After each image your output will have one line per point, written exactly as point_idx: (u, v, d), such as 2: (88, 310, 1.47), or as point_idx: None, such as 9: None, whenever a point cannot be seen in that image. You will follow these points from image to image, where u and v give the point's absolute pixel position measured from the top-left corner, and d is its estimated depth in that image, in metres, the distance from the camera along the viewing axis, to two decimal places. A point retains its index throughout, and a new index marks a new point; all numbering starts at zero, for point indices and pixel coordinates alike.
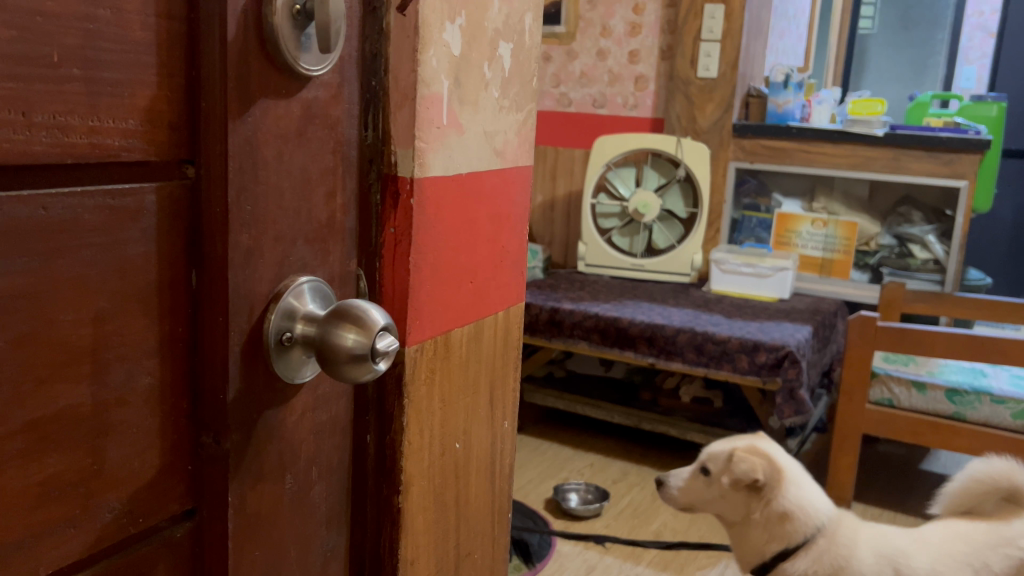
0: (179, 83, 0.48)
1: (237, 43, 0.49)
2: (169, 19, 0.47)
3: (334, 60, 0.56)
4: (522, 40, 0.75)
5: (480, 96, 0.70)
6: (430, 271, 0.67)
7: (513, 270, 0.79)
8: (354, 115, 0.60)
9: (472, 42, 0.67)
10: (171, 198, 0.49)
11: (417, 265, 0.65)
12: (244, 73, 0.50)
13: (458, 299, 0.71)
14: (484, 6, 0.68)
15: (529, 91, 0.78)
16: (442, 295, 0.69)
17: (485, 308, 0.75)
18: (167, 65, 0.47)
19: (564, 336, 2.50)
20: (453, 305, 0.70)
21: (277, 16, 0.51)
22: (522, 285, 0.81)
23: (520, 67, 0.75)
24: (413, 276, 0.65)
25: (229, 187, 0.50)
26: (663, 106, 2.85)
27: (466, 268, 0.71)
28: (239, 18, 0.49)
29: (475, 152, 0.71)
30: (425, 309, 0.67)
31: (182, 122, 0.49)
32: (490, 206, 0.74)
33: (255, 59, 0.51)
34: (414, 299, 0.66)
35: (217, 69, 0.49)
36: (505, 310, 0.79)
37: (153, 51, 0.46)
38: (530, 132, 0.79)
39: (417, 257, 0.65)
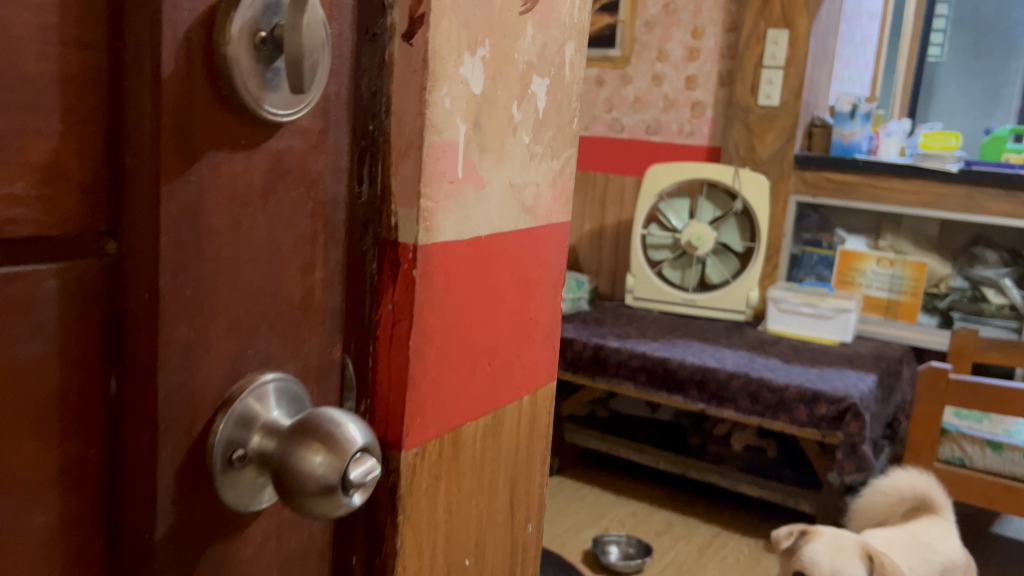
0: (95, 132, 0.37)
1: (179, 83, 0.38)
2: (81, 48, 0.36)
3: (314, 101, 0.44)
4: (562, 75, 0.63)
5: (506, 142, 0.57)
6: (438, 357, 0.55)
7: (543, 347, 0.67)
8: (343, 168, 0.48)
9: (498, 77, 0.55)
10: (80, 283, 0.37)
11: (419, 351, 0.53)
12: (186, 118, 0.38)
13: (473, 386, 0.58)
14: (513, 34, 0.56)
15: (568, 136, 0.65)
16: (452, 385, 0.56)
17: (507, 395, 0.62)
18: (78, 108, 0.36)
19: (609, 375, 2.36)
20: (465, 394, 0.58)
21: (233, 45, 0.39)
22: (554, 363, 0.68)
23: (557, 107, 0.63)
24: (414, 365, 0.53)
25: (161, 267, 0.38)
26: (720, 134, 2.70)
27: (485, 349, 0.59)
28: (181, 49, 0.38)
29: (499, 210, 0.58)
30: (427, 404, 0.54)
31: (99, 182, 0.37)
32: (519, 274, 0.61)
33: (202, 102, 0.39)
34: (415, 393, 0.53)
35: (148, 114, 0.37)
36: (531, 392, 0.66)
37: (58, 90, 0.35)
38: (567, 182, 0.67)
39: (419, 341, 0.53)
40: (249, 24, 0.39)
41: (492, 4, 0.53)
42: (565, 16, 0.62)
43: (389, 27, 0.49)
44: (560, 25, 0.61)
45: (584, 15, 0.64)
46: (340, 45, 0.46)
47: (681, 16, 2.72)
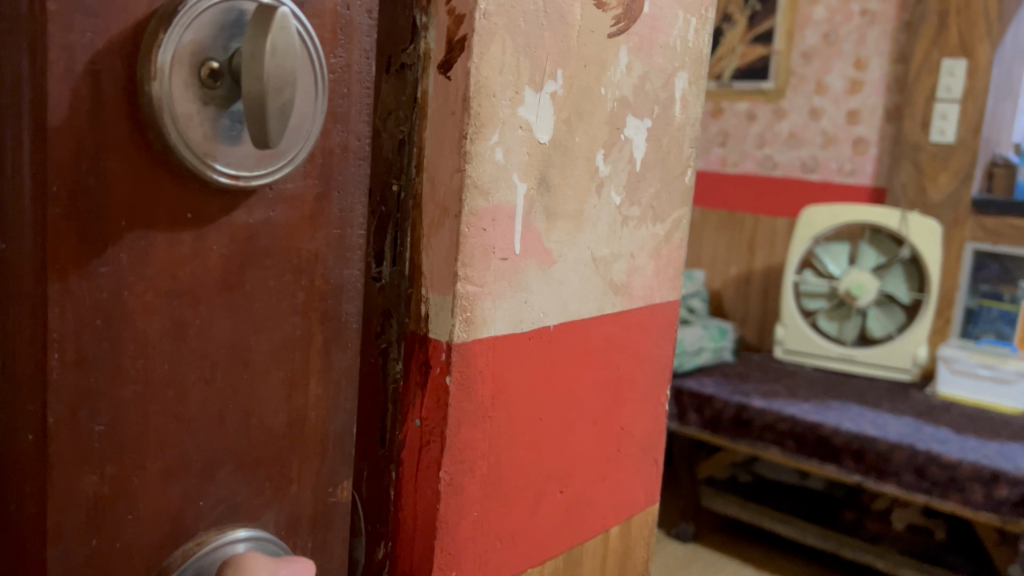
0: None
1: (81, 137, 0.27)
2: None
3: (299, 158, 0.32)
4: (669, 113, 0.50)
5: (585, 203, 0.45)
6: (490, 488, 0.42)
7: (636, 468, 0.54)
8: (347, 248, 0.36)
9: (577, 118, 0.43)
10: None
11: (456, 486, 0.40)
12: (86, 184, 0.27)
13: (536, 518, 0.46)
14: (599, 64, 0.44)
15: (677, 193, 0.53)
16: (506, 521, 0.44)
17: (581, 527, 0.50)
18: None
19: (753, 439, 2.02)
20: (524, 530, 0.45)
21: (161, 81, 0.27)
22: (653, 482, 0.56)
23: (661, 153, 0.50)
24: (446, 505, 0.39)
25: (51, 395, 0.27)
26: (886, 173, 2.29)
27: (553, 474, 0.47)
28: (87, 87, 0.26)
29: (576, 292, 0.46)
30: (469, 550, 0.41)
31: None
32: (602, 375, 0.49)
33: (128, 164, 0.28)
34: (449, 539, 0.40)
35: (31, 182, 0.27)
36: (622, 521, 0.54)
37: None
38: (676, 250, 0.54)
39: (456, 471, 0.40)
40: (192, 52, 0.28)
41: (568, 24, 0.41)
42: (675, 39, 0.49)
43: (422, 55, 0.37)
44: (667, 51, 0.48)
45: (703, 37, 0.52)
46: (346, 83, 0.35)
47: (843, 47, 2.35)
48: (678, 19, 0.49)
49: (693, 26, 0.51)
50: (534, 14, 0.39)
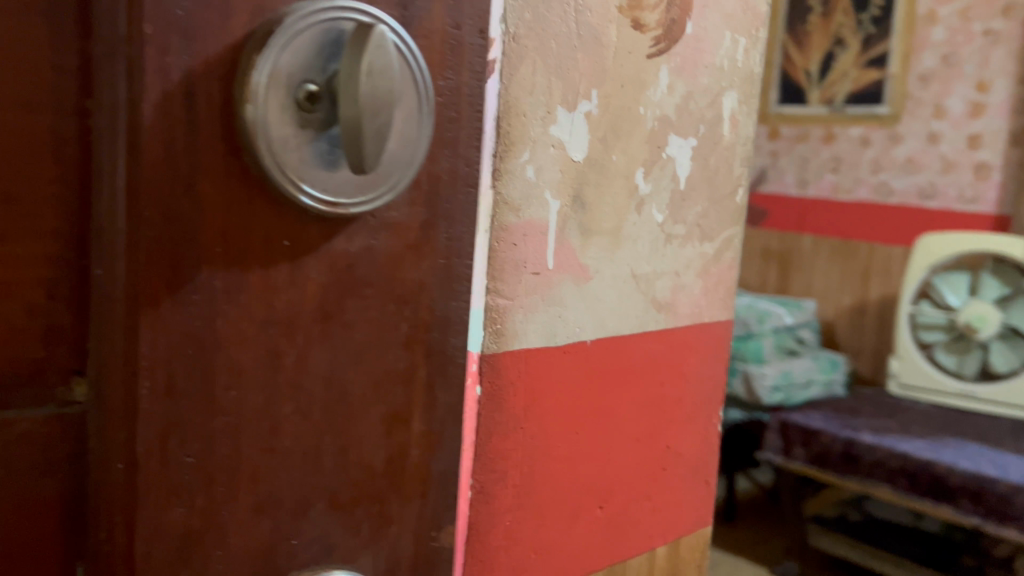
0: (61, 231, 0.27)
1: (175, 157, 0.26)
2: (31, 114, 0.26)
3: (402, 185, 0.31)
4: (714, 133, 0.54)
5: (623, 221, 0.49)
6: (532, 494, 0.46)
7: (683, 490, 0.57)
8: (453, 280, 0.34)
9: (615, 137, 0.47)
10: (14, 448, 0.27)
11: (488, 493, 0.44)
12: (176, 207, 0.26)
13: (572, 529, 0.49)
14: (638, 83, 0.47)
15: (728, 210, 0.57)
16: (544, 528, 0.47)
17: (623, 543, 0.53)
18: (35, 205, 0.26)
19: (862, 476, 1.93)
20: (562, 542, 0.48)
21: (256, 102, 0.27)
22: (701, 503, 0.59)
23: (708, 171, 0.54)
24: (476, 506, 0.43)
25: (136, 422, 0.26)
26: (1011, 202, 2.14)
27: (593, 490, 0.50)
28: (182, 107, 0.26)
29: (614, 308, 0.49)
30: (504, 556, 0.45)
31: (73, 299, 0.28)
32: (648, 400, 0.53)
33: (229, 185, 0.27)
34: (482, 543, 0.44)
35: (122, 214, 0.26)
36: (670, 542, 0.57)
37: None
38: (726, 269, 0.58)
39: (488, 479, 0.44)
40: (290, 72, 0.27)
41: (604, 45, 0.45)
42: (723, 59, 0.53)
43: None
44: (712, 71, 0.52)
45: (754, 57, 0.55)
46: (455, 105, 0.33)
47: (965, 68, 2.23)
48: (726, 39, 0.53)
49: (743, 46, 0.54)
50: (567, 38, 0.43)
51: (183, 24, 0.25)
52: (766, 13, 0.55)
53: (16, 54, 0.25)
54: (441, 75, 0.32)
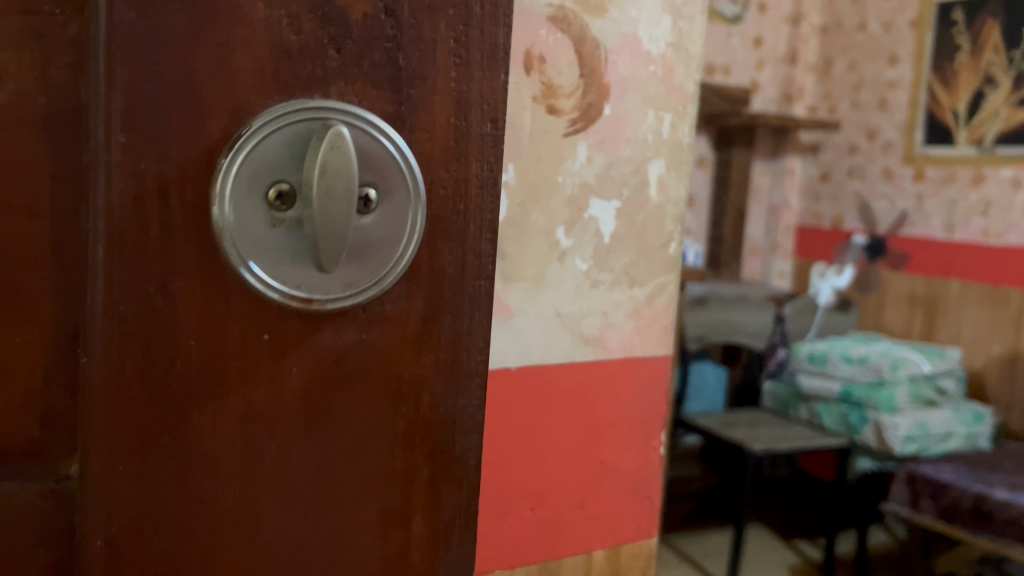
0: (56, 322, 0.31)
1: (146, 254, 0.28)
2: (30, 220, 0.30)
3: (390, 281, 0.31)
4: (643, 197, 0.57)
5: (546, 269, 0.53)
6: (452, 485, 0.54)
7: (622, 503, 0.60)
8: (456, 379, 0.33)
9: (535, 199, 0.52)
10: (13, 522, 0.31)
11: None
12: (150, 307, 0.28)
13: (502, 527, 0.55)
14: (556, 158, 0.52)
15: (659, 261, 0.59)
16: None
17: (559, 547, 0.58)
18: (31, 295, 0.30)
19: (993, 534, 1.61)
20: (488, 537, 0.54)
21: (222, 205, 0.28)
22: (648, 518, 0.62)
23: (635, 229, 0.57)
24: None
25: (112, 502, 0.28)
26: None
27: (523, 493, 0.55)
28: (156, 210, 0.28)
29: (542, 342, 0.54)
30: None
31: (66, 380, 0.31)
32: (580, 419, 0.57)
33: (202, 289, 0.28)
34: None
35: (101, 299, 0.28)
36: (610, 547, 0.60)
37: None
38: (663, 312, 0.60)
39: None
40: (259, 174, 0.29)
41: (519, 129, 0.51)
42: (646, 132, 0.56)
43: None
44: (634, 144, 0.55)
45: (682, 130, 0.58)
46: (463, 199, 0.33)
47: None
48: (648, 116, 0.56)
49: (668, 120, 0.57)
50: None
51: (156, 135, 0.27)
52: (693, 91, 0.58)
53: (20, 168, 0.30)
54: (446, 168, 0.32)
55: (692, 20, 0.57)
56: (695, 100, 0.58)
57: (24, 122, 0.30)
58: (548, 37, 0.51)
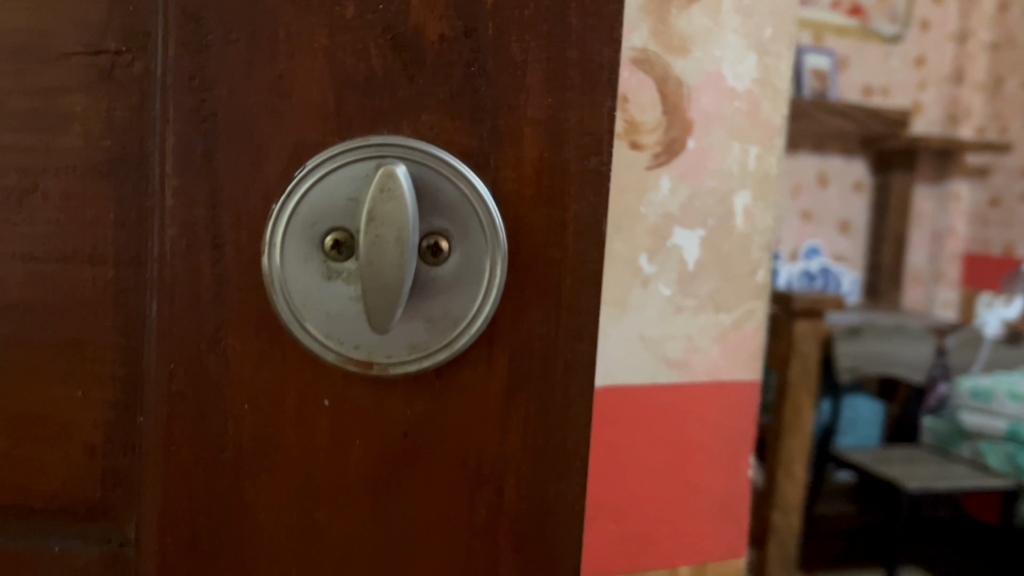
0: (117, 377, 0.29)
1: (200, 311, 0.26)
2: (96, 266, 0.28)
3: (465, 344, 0.24)
4: (730, 225, 0.52)
5: (624, 296, 0.49)
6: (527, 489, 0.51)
7: (707, 526, 0.54)
8: (552, 463, 0.26)
9: (616, 229, 0.49)
10: None
11: None
12: (203, 367, 0.26)
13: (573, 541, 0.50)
14: (635, 186, 0.49)
15: (747, 288, 0.53)
16: None
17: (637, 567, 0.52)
18: (97, 345, 0.29)
19: None
20: None
21: (272, 255, 0.24)
22: (739, 540, 0.55)
23: (722, 258, 0.52)
24: None
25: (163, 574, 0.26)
26: None
27: (599, 508, 0.51)
28: (209, 259, 0.25)
29: (622, 365, 0.50)
30: None
31: (124, 441, 0.29)
32: (662, 435, 0.51)
33: (256, 344, 0.25)
34: None
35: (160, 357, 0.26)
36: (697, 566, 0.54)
37: (61, 317, 0.29)
38: (752, 340, 0.54)
39: None
40: (310, 218, 0.24)
41: None
42: (731, 163, 0.51)
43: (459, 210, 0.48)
44: (720, 173, 0.51)
45: (770, 161, 0.52)
46: (562, 246, 0.25)
47: None
48: (733, 148, 0.51)
49: (754, 152, 0.51)
50: None
51: (212, 177, 0.25)
52: (782, 124, 0.52)
53: (89, 210, 0.28)
54: (540, 205, 0.25)
55: (779, 55, 0.51)
56: (785, 133, 0.52)
57: (83, 166, 0.28)
58: (629, 77, 0.48)
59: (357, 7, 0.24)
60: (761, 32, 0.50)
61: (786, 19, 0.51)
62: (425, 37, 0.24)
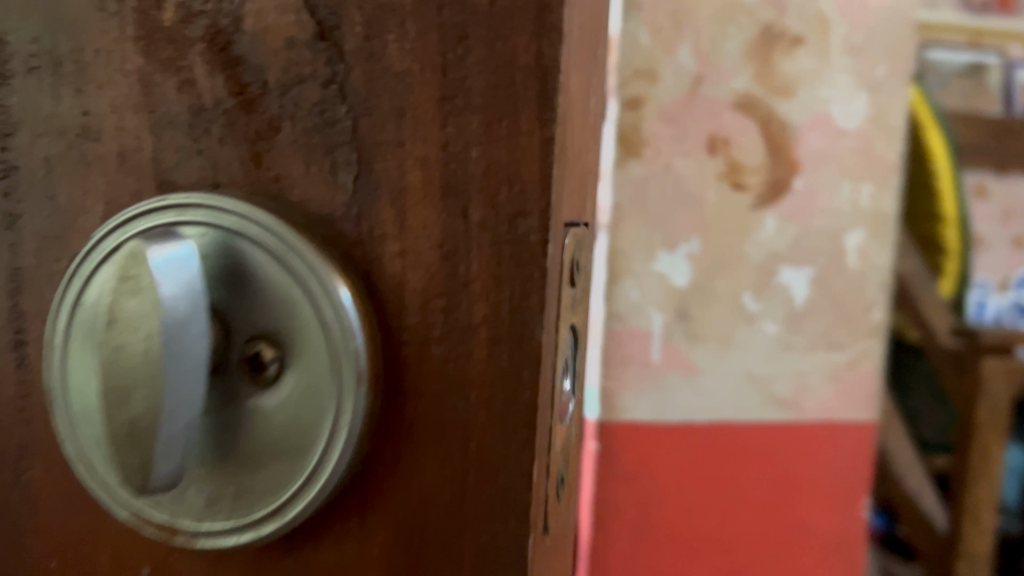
0: None
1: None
2: None
3: (299, 514, 0.15)
4: (842, 263, 0.44)
5: (731, 332, 0.44)
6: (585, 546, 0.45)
7: (814, 575, 0.47)
8: None
9: (718, 266, 0.43)
10: None
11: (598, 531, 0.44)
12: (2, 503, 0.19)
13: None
14: (736, 229, 0.43)
15: (860, 328, 0.45)
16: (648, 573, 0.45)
17: None
18: None
19: None
20: None
21: (58, 361, 0.17)
22: None
23: (834, 298, 0.44)
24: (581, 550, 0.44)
25: None
26: None
27: (713, 555, 0.45)
28: (11, 355, 0.18)
29: (727, 402, 0.44)
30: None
31: None
32: (767, 470, 0.45)
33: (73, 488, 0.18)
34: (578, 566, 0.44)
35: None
36: None
37: None
38: (868, 382, 0.46)
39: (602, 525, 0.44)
40: (94, 318, 0.16)
41: (701, 203, 0.43)
42: (841, 204, 0.44)
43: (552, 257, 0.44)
44: (830, 214, 0.44)
45: (886, 202, 0.44)
46: (468, 365, 0.15)
47: None
48: (843, 188, 0.44)
49: (867, 191, 0.44)
50: (663, 194, 0.42)
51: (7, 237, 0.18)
52: (897, 161, 0.44)
53: None
54: (432, 298, 0.15)
55: (893, 93, 0.43)
56: (900, 173, 0.44)
57: None
58: (733, 121, 0.42)
59: (179, 9, 0.17)
60: (870, 71, 0.43)
61: (902, 51, 0.43)
62: (265, 46, 0.16)
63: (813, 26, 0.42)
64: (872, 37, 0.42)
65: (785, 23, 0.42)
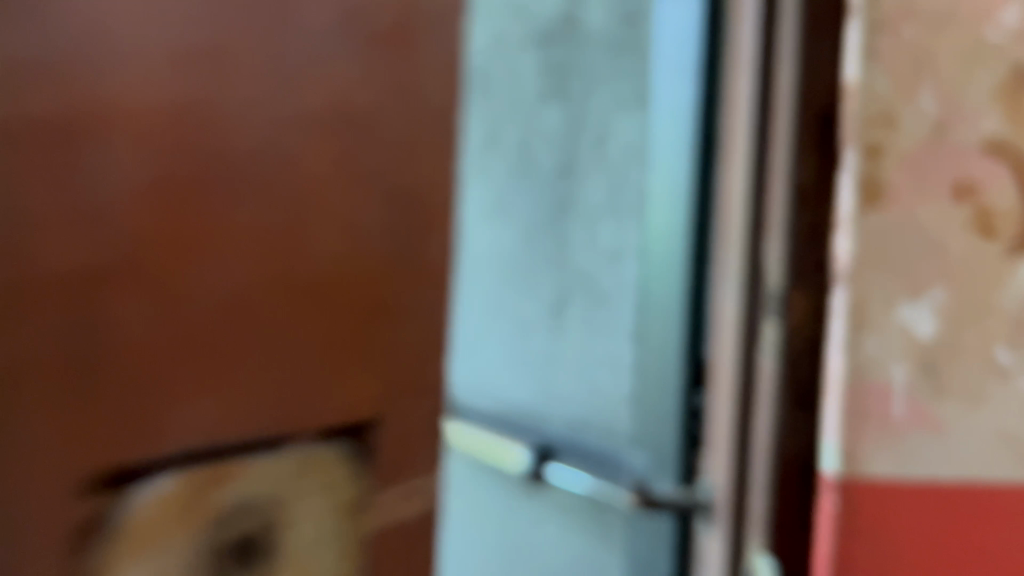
0: None
1: None
2: None
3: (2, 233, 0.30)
4: (951, 282, 0.79)
5: (950, 361, 0.79)
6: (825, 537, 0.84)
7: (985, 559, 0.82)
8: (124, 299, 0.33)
9: (948, 325, 0.79)
10: None
11: (860, 539, 0.82)
12: None
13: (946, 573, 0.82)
14: (972, 300, 0.79)
15: (970, 315, 0.79)
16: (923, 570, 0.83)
17: None
18: None
19: None
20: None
21: None
22: None
23: (949, 317, 0.79)
24: (845, 548, 0.82)
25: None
26: None
27: (934, 549, 0.83)
28: None
29: (947, 429, 0.80)
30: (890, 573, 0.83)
31: None
32: (930, 495, 0.81)
33: None
34: (851, 550, 0.82)
35: None
36: None
37: None
38: (993, 382, 0.79)
39: (848, 534, 0.82)
40: None
41: (919, 276, 0.79)
42: (942, 252, 0.78)
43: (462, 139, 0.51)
44: (943, 263, 0.78)
45: (986, 246, 0.78)
46: (69, 151, 0.32)
47: None
48: (934, 237, 0.78)
49: (944, 280, 0.79)
50: (904, 260, 0.79)
51: None
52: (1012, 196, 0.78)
53: None
54: (48, 122, 0.31)
55: (969, 148, 0.78)
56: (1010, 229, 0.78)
57: None
58: (973, 168, 0.78)
59: None
60: (961, 133, 0.78)
61: (979, 103, 0.78)
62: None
63: (935, 119, 0.78)
64: (933, 111, 0.78)
65: (901, 135, 0.78)
